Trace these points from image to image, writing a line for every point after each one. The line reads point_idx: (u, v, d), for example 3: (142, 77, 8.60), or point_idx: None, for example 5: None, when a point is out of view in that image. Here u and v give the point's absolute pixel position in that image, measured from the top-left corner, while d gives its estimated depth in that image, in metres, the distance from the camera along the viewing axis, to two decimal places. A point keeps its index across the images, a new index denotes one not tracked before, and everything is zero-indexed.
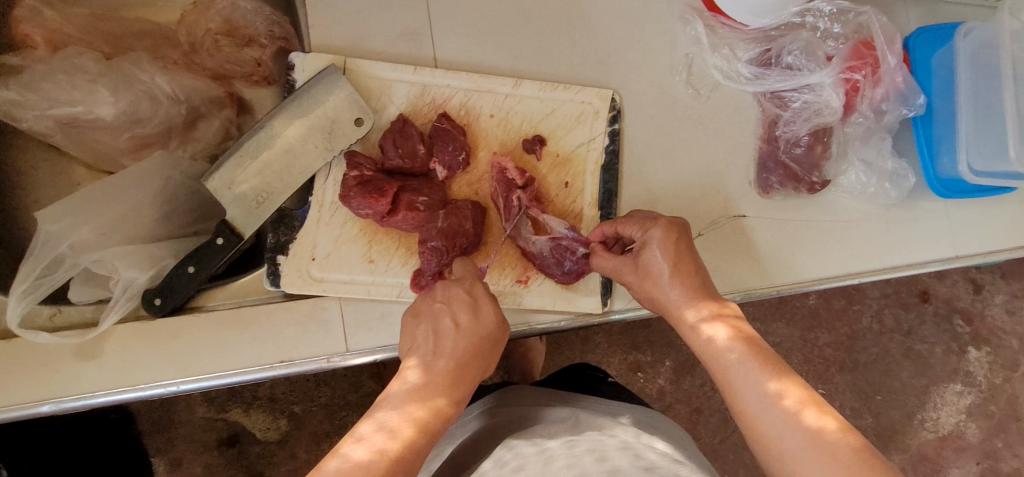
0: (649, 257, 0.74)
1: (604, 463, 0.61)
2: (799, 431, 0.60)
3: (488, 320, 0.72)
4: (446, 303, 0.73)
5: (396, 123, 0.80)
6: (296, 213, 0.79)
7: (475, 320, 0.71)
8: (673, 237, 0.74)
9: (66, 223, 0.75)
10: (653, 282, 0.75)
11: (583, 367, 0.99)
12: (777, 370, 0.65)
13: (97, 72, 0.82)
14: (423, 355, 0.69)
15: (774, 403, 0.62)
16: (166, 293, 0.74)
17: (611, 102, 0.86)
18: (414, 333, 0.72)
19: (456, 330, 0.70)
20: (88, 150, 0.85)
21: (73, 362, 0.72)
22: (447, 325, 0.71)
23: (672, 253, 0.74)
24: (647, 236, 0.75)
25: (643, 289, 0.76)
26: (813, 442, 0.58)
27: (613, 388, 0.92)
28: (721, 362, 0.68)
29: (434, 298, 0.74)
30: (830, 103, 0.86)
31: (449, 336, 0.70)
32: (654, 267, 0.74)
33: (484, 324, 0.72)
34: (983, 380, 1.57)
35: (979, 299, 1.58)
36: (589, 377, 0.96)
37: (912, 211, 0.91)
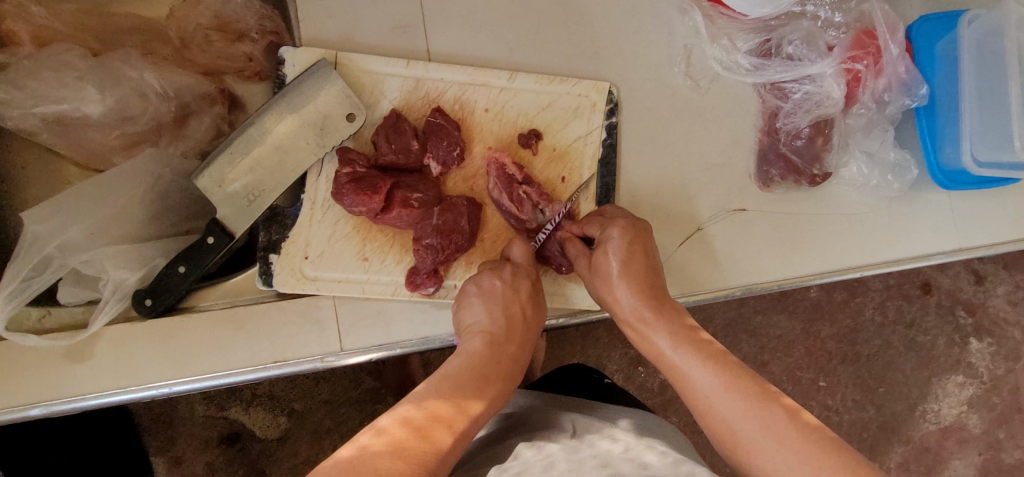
0: (602, 256, 0.74)
1: (603, 467, 0.59)
2: (753, 423, 0.61)
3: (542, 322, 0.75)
4: (513, 291, 0.73)
5: (389, 118, 0.79)
6: (288, 210, 0.78)
7: (536, 316, 0.74)
8: (629, 237, 0.73)
9: (53, 223, 0.73)
10: (603, 280, 0.74)
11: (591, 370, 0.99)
12: (728, 365, 0.66)
13: (85, 68, 0.81)
14: (493, 331, 0.70)
15: (722, 396, 0.63)
16: (157, 294, 0.73)
17: (608, 95, 0.85)
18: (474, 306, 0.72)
19: (524, 320, 0.72)
20: (78, 149, 0.84)
21: (63, 364, 0.71)
22: (518, 316, 0.72)
23: (625, 249, 0.73)
24: (605, 235, 0.74)
25: (599, 293, 0.75)
26: (775, 430, 0.60)
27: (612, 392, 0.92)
28: (669, 364, 0.69)
29: (499, 276, 0.73)
30: (832, 94, 0.84)
31: (518, 324, 0.72)
32: (607, 266, 0.73)
33: (542, 324, 0.75)
34: (986, 371, 1.56)
35: (982, 290, 1.57)
36: (589, 380, 0.95)
37: (915, 203, 0.89)
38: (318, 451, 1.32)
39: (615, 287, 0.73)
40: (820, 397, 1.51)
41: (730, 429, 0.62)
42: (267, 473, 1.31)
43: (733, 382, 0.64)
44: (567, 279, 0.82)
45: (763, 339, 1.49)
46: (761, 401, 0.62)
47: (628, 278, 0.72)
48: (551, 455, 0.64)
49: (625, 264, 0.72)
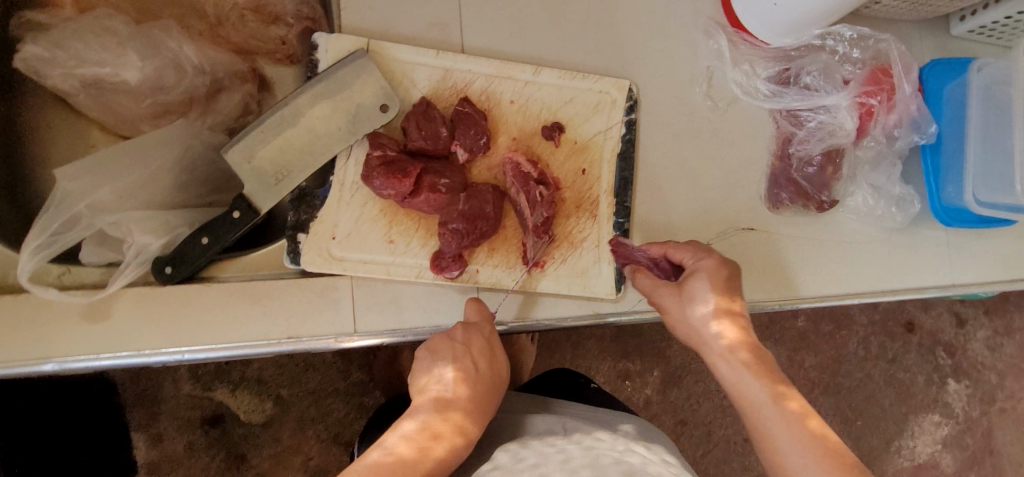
0: (694, 282, 0.75)
1: None
2: (802, 454, 0.65)
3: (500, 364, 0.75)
4: (465, 346, 0.73)
5: (419, 106, 0.80)
6: (317, 192, 0.79)
7: (490, 365, 0.74)
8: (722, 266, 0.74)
9: (84, 182, 0.74)
10: (686, 300, 0.75)
11: (571, 374, 1.01)
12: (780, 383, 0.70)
13: (125, 35, 0.82)
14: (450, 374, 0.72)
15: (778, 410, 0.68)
16: (179, 262, 0.75)
17: (628, 92, 0.88)
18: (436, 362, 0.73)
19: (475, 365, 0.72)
20: (110, 113, 0.85)
21: (80, 322, 0.71)
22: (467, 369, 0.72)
23: (717, 278, 0.74)
24: (698, 264, 0.75)
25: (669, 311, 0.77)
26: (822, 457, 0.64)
27: (596, 395, 0.95)
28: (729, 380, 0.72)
29: (453, 338, 0.74)
30: (845, 125, 0.88)
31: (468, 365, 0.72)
32: (693, 291, 0.74)
33: (491, 361, 0.74)
34: (961, 412, 1.60)
35: (962, 333, 1.62)
36: (575, 384, 0.98)
37: (915, 237, 0.93)
38: (301, 439, 1.32)
39: (702, 307, 0.74)
40: None
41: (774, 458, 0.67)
42: (248, 459, 1.30)
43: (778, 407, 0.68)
44: (584, 269, 0.85)
45: None
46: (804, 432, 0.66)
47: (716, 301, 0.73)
48: (568, 450, 0.67)
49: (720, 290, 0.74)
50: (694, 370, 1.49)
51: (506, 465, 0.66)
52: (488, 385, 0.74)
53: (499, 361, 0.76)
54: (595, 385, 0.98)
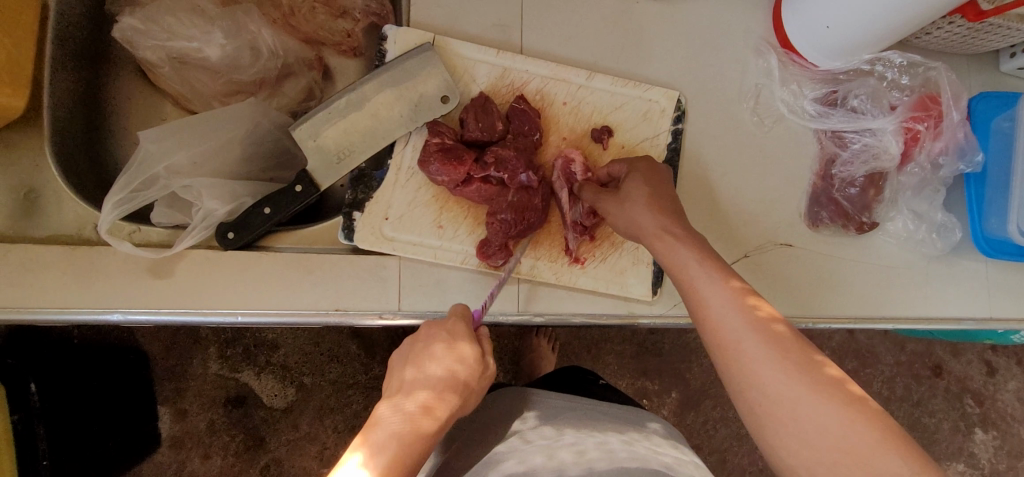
0: (631, 183, 0.77)
1: None
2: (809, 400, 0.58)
3: (471, 352, 0.66)
4: (429, 344, 0.66)
5: (479, 99, 0.84)
6: (374, 174, 0.83)
7: (466, 361, 0.66)
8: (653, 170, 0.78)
9: (163, 146, 0.79)
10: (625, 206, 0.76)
11: (580, 371, 1.04)
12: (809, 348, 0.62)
13: (212, 16, 0.88)
14: (426, 369, 0.64)
15: (817, 373, 0.59)
16: (240, 228, 0.78)
17: (677, 102, 0.90)
18: (415, 356, 0.66)
19: (452, 355, 0.65)
20: (187, 88, 0.91)
21: (146, 277, 0.76)
22: (438, 363, 0.65)
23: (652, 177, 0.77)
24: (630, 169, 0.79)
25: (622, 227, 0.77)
26: (866, 419, 0.56)
27: (607, 390, 0.97)
28: (738, 337, 0.63)
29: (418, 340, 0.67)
30: (889, 149, 0.89)
31: (444, 357, 0.65)
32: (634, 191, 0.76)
33: (466, 356, 0.66)
34: (986, 464, 1.57)
35: (992, 382, 1.59)
36: (583, 379, 1.00)
37: (954, 266, 0.93)
38: (320, 428, 1.35)
39: (640, 210, 0.74)
40: None
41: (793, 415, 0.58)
42: (267, 443, 1.33)
43: (804, 370, 0.60)
44: (622, 269, 0.87)
45: None
46: (842, 395, 0.58)
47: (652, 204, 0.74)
48: (608, 439, 0.71)
49: (651, 187, 0.75)
50: (713, 395, 1.49)
51: (545, 445, 0.70)
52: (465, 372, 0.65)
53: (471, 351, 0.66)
54: (603, 381, 1.01)
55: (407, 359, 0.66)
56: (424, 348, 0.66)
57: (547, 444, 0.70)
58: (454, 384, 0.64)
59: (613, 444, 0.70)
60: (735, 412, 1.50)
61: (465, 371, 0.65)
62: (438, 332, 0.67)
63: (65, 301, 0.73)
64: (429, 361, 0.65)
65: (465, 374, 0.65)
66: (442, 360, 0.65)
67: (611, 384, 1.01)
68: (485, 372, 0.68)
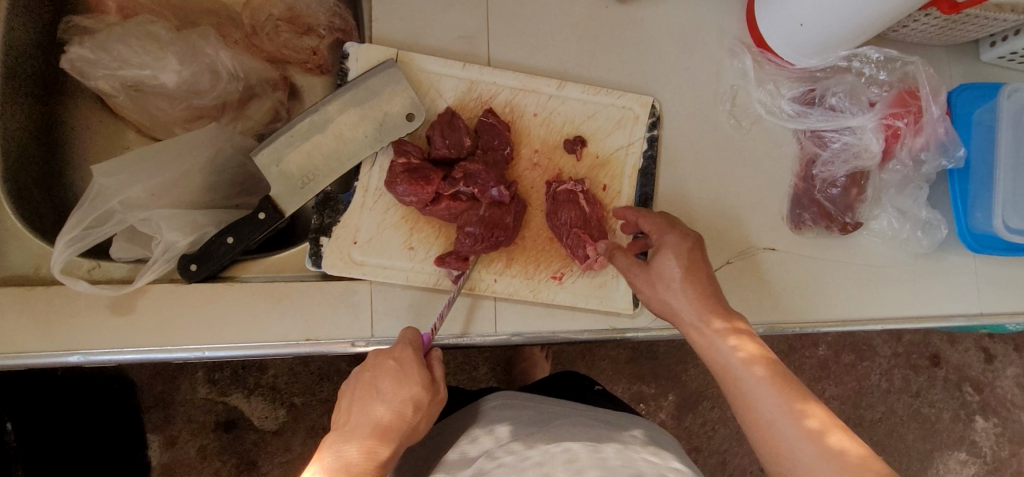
0: (661, 259, 0.75)
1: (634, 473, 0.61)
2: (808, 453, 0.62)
3: (415, 375, 0.68)
4: (375, 372, 0.68)
5: (445, 115, 0.81)
6: (341, 197, 0.81)
7: (409, 387, 0.67)
8: (686, 246, 0.75)
9: (119, 178, 0.77)
10: (663, 286, 0.74)
11: (577, 376, 1.00)
12: (798, 398, 0.66)
13: (166, 40, 0.85)
14: (371, 398, 0.67)
15: (793, 423, 0.64)
16: (202, 260, 0.76)
17: (651, 109, 0.88)
18: (360, 384, 0.68)
19: (396, 380, 0.67)
20: (147, 115, 0.88)
21: (106, 315, 0.73)
22: (383, 391, 0.67)
23: (685, 258, 0.74)
24: (662, 241, 0.76)
25: (649, 297, 0.76)
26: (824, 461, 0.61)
27: (602, 398, 0.93)
28: (732, 377, 0.69)
29: (364, 367, 0.69)
30: (870, 147, 0.87)
31: (388, 382, 0.67)
32: (667, 270, 0.74)
33: (411, 381, 0.68)
34: (989, 452, 1.55)
35: (991, 369, 1.57)
36: (578, 385, 0.97)
37: (941, 263, 0.91)
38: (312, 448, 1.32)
39: (677, 293, 0.74)
40: None
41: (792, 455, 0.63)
42: (259, 466, 1.30)
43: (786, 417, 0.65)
44: (602, 283, 0.84)
45: None
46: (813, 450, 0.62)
47: (689, 282, 0.73)
48: (575, 450, 0.65)
49: (685, 271, 0.73)
50: (710, 396, 1.46)
51: (512, 464, 0.65)
52: (408, 399, 0.67)
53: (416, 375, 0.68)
54: (600, 387, 0.97)
55: (354, 385, 0.69)
56: (372, 378, 0.68)
57: (516, 464, 0.64)
58: (399, 410, 0.67)
59: (582, 460, 0.63)
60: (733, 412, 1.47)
61: (407, 397, 0.67)
62: (386, 363, 0.68)
63: (22, 345, 0.71)
64: (375, 391, 0.67)
65: (409, 401, 0.67)
66: (385, 390, 0.67)
67: (609, 392, 0.97)
68: (436, 397, 0.70)
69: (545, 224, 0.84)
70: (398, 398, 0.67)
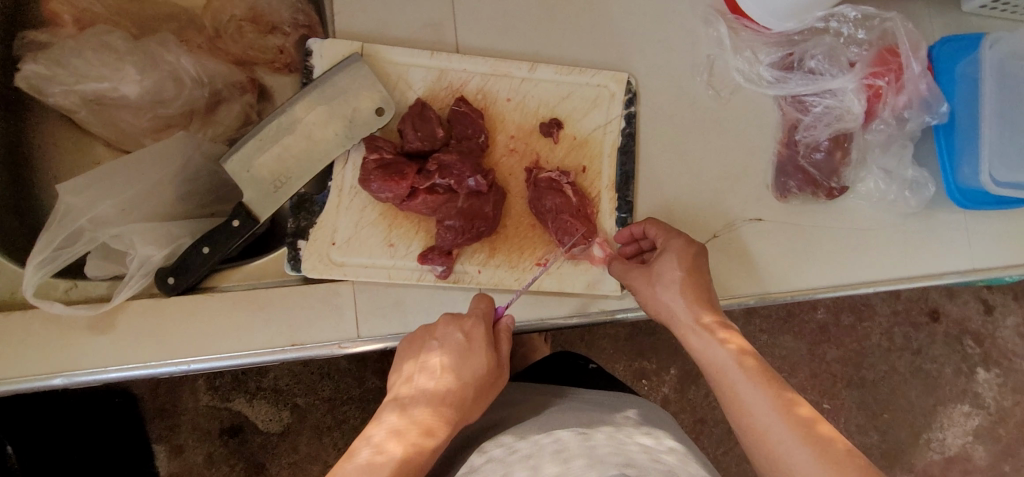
0: (665, 264, 0.75)
1: (621, 457, 0.60)
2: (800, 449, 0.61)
3: (479, 358, 0.70)
4: (441, 343, 0.70)
5: (415, 107, 0.79)
6: (316, 197, 0.79)
7: (467, 366, 0.69)
8: (691, 251, 0.75)
9: (86, 196, 0.75)
10: (662, 286, 0.75)
11: (570, 357, 0.99)
12: (788, 395, 0.65)
13: (124, 50, 0.83)
14: (428, 371, 0.69)
15: (781, 421, 0.63)
16: (180, 273, 0.75)
17: (627, 85, 0.86)
18: (412, 359, 0.70)
19: (455, 359, 0.69)
20: (113, 129, 0.86)
21: (86, 335, 0.72)
22: (437, 367, 0.69)
23: (689, 262, 0.74)
24: (667, 245, 0.76)
25: (648, 297, 0.76)
26: (812, 456, 0.60)
27: (598, 379, 0.92)
28: (727, 380, 0.68)
29: (430, 335, 0.71)
30: (852, 108, 0.86)
31: (450, 360, 0.69)
32: (666, 273, 0.75)
33: (475, 364, 0.69)
34: (992, 403, 1.55)
35: (991, 321, 1.57)
36: (573, 366, 0.96)
37: (930, 221, 0.90)
38: (319, 447, 1.32)
39: (672, 296, 0.74)
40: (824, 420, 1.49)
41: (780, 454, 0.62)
42: (267, 468, 1.30)
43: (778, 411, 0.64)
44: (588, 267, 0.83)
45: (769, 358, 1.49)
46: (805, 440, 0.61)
47: (688, 286, 0.73)
48: (564, 441, 0.64)
49: (687, 273, 0.74)
50: None
51: (502, 459, 0.64)
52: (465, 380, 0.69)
53: (480, 356, 0.70)
54: (594, 366, 0.96)
55: (408, 355, 0.71)
56: (435, 349, 0.70)
57: (505, 460, 0.64)
58: (460, 384, 0.68)
59: (570, 450, 0.62)
60: None
61: (462, 381, 0.68)
62: (455, 336, 0.70)
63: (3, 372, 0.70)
64: (436, 363, 0.69)
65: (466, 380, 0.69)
66: (443, 366, 0.69)
67: (603, 369, 0.96)
68: (496, 381, 0.72)
69: (527, 211, 0.82)
70: (460, 375, 0.68)
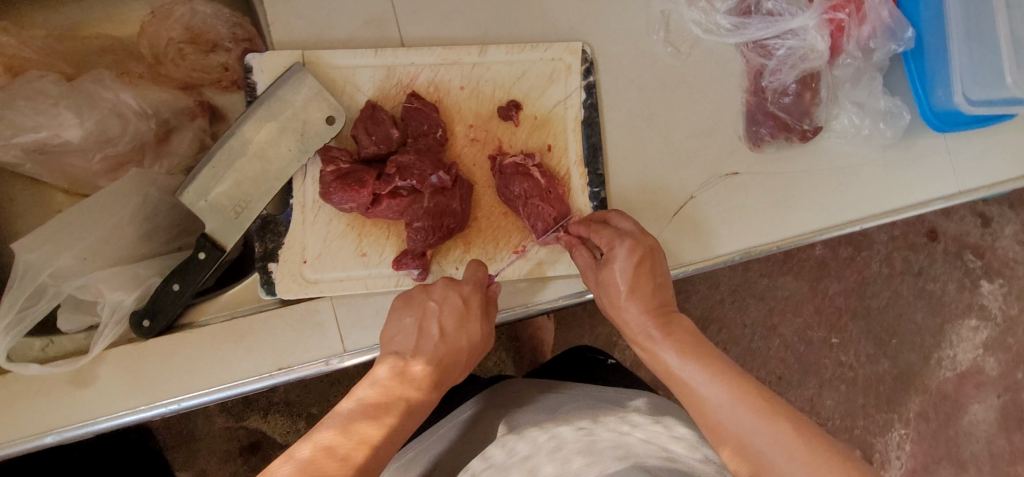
0: (609, 275, 0.71)
1: (619, 449, 0.60)
2: (761, 436, 0.58)
3: (475, 331, 0.70)
4: (439, 304, 0.70)
5: (365, 111, 0.77)
6: (280, 217, 0.77)
7: (461, 337, 0.70)
8: (636, 257, 0.70)
9: (42, 251, 0.73)
10: (610, 298, 0.71)
11: (586, 351, 0.99)
12: (741, 380, 0.62)
13: (57, 95, 0.81)
14: (424, 334, 0.69)
15: (734, 410, 0.60)
16: (154, 314, 0.73)
17: (583, 54, 0.83)
18: (403, 320, 0.70)
19: (450, 329, 0.69)
20: (63, 176, 0.84)
21: (68, 390, 0.71)
22: (434, 331, 0.69)
23: (633, 273, 0.70)
24: (612, 253, 0.71)
25: (607, 310, 0.73)
26: (773, 442, 0.57)
27: (614, 375, 0.92)
28: (676, 380, 0.65)
29: (429, 295, 0.71)
30: (816, 46, 0.83)
31: (448, 328, 0.69)
32: (613, 286, 0.71)
33: (469, 335, 0.70)
34: (998, 313, 1.54)
35: (989, 233, 1.55)
36: (589, 361, 0.96)
37: (910, 150, 0.88)
38: None
39: (624, 305, 0.70)
40: (834, 355, 1.48)
41: (743, 444, 0.59)
42: None
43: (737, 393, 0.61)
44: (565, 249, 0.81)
45: (772, 301, 1.47)
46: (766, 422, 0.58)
47: (636, 297, 0.70)
48: (561, 437, 0.65)
49: (632, 286, 0.70)
50: (717, 319, 1.44)
51: (500, 464, 0.63)
52: (456, 351, 0.69)
53: (475, 326, 0.71)
54: (612, 362, 0.96)
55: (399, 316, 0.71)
56: (433, 311, 0.70)
57: (502, 462, 0.63)
58: (452, 352, 0.69)
59: (566, 446, 0.63)
60: (742, 329, 1.45)
61: (454, 350, 0.69)
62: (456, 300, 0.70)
63: None
64: (435, 327, 0.69)
65: (457, 350, 0.69)
66: (443, 330, 0.69)
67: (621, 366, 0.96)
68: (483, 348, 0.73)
69: (496, 200, 0.81)
70: (458, 344, 0.69)
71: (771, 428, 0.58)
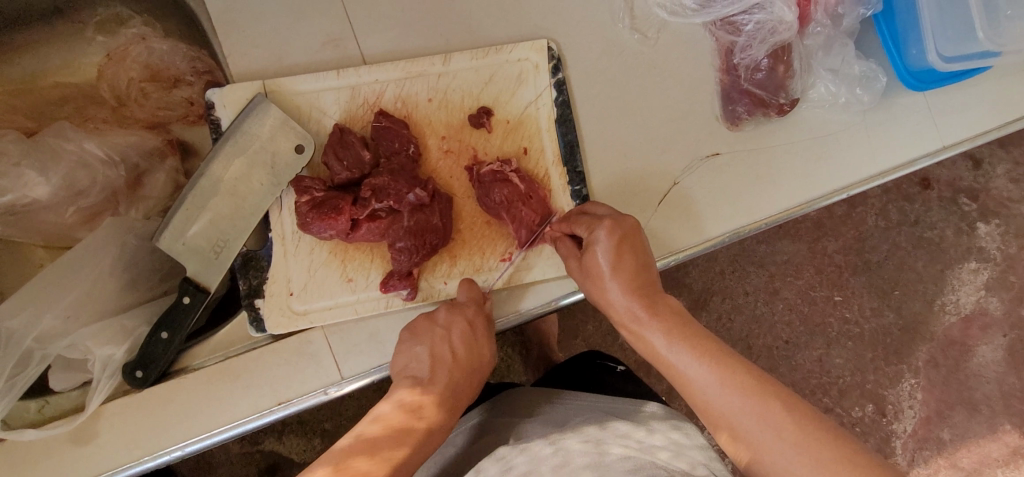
0: (591, 259, 0.70)
1: (627, 462, 0.60)
2: (751, 418, 0.57)
3: (482, 351, 0.74)
4: (446, 329, 0.73)
5: (334, 134, 0.75)
6: (261, 253, 0.76)
7: (471, 355, 0.74)
8: (616, 237, 0.69)
9: (25, 315, 0.73)
10: (596, 280, 0.70)
11: (595, 359, 0.98)
12: (727, 357, 0.62)
13: (19, 154, 0.80)
14: (436, 356, 0.71)
15: (721, 394, 0.59)
16: (146, 364, 0.72)
17: (549, 52, 0.81)
18: (412, 348, 0.72)
19: (457, 354, 0.73)
20: (38, 233, 0.83)
21: (68, 451, 0.70)
22: (444, 354, 0.72)
23: (614, 250, 0.68)
24: (592, 237, 0.70)
25: (592, 295, 0.72)
26: (765, 424, 0.57)
27: (624, 383, 0.91)
28: (664, 362, 0.64)
29: (434, 320, 0.74)
30: (784, 18, 0.80)
31: (456, 353, 0.73)
32: (597, 268, 0.70)
33: (478, 356, 0.74)
34: (997, 253, 1.50)
35: (981, 175, 1.50)
36: (597, 369, 0.95)
37: (891, 110, 0.87)
38: None
39: (609, 286, 0.69)
40: (838, 312, 1.48)
41: (734, 428, 0.58)
42: None
43: (726, 375, 0.60)
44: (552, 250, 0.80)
45: (772, 268, 1.46)
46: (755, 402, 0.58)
47: (619, 276, 0.68)
48: (567, 450, 0.64)
49: (615, 263, 0.68)
50: (718, 291, 1.44)
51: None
52: (464, 370, 0.74)
53: (482, 344, 0.74)
54: (621, 369, 0.95)
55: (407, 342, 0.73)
56: (443, 333, 0.73)
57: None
58: (459, 373, 0.73)
59: (573, 460, 0.63)
60: (745, 298, 1.45)
61: (463, 371, 0.73)
62: (466, 323, 0.73)
63: None
64: (448, 347, 0.72)
65: (467, 367, 0.74)
66: (455, 352, 0.72)
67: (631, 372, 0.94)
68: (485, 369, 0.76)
69: (478, 210, 0.80)
70: (462, 367, 0.73)
71: (761, 408, 0.58)
